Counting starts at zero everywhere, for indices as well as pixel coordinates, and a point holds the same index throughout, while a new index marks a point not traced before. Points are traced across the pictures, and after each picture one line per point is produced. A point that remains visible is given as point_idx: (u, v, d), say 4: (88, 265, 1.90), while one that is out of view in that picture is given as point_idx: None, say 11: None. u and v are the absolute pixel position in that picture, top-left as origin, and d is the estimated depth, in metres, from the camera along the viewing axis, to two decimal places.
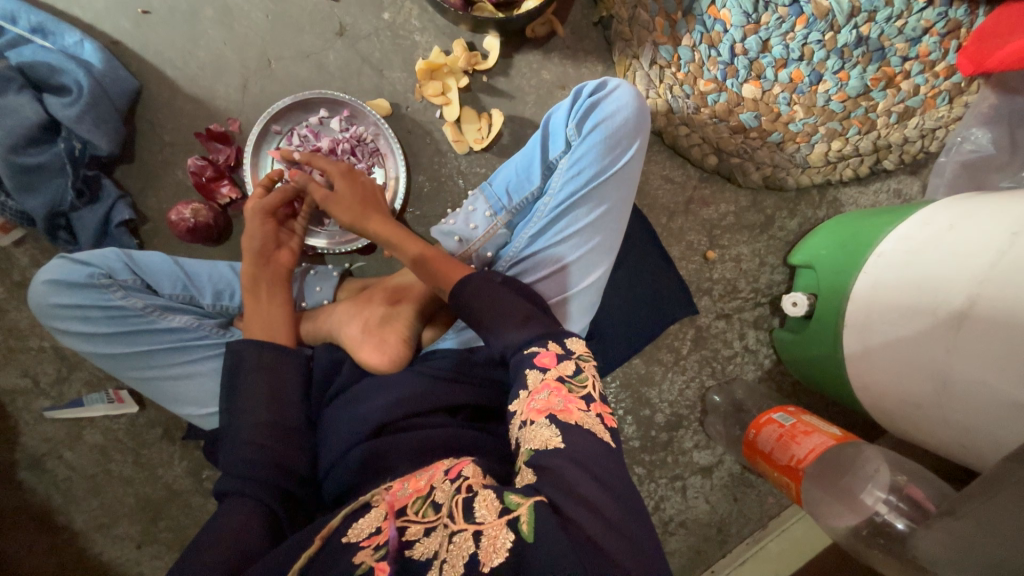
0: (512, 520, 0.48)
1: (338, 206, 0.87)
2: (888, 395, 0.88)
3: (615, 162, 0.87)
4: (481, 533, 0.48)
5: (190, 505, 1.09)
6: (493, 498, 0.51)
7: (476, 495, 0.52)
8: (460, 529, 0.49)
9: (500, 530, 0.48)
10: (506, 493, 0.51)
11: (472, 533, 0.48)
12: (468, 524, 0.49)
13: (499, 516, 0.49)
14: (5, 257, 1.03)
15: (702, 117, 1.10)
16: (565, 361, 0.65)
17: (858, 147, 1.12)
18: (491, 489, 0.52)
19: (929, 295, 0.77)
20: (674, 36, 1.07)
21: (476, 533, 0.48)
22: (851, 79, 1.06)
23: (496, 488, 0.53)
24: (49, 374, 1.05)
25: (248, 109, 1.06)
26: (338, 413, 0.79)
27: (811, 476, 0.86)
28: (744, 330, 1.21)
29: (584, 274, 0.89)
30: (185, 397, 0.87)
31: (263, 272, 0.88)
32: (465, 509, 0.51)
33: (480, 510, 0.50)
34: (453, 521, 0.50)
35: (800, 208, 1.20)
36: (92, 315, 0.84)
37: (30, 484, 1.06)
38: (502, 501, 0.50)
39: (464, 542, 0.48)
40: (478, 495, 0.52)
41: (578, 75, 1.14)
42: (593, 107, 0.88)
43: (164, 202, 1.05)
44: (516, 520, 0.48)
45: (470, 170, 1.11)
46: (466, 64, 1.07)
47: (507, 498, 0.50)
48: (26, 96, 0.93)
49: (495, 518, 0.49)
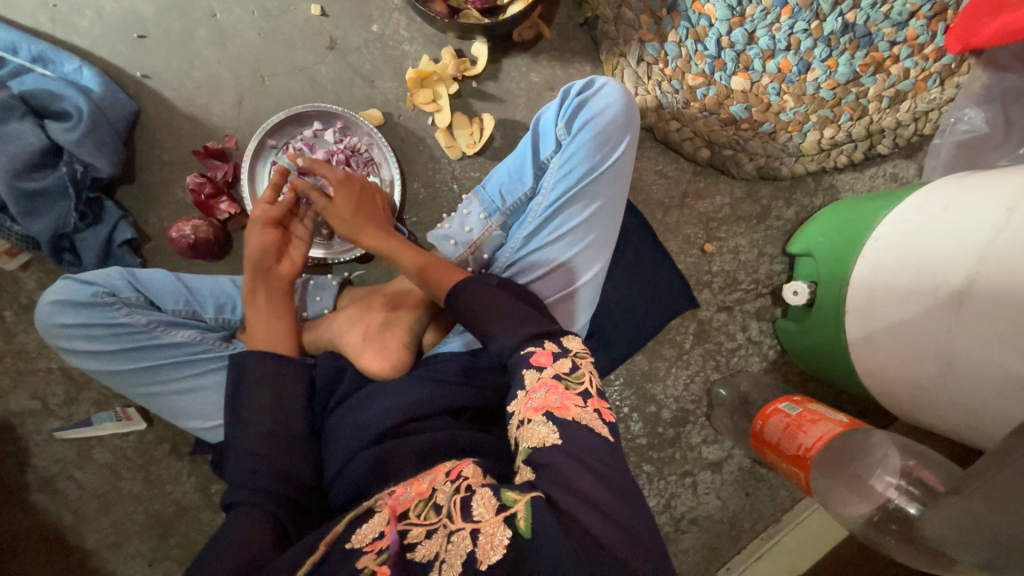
0: (511, 516, 0.48)
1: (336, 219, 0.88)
2: (896, 379, 0.86)
3: (606, 158, 0.88)
4: (479, 531, 0.48)
5: (200, 520, 1.10)
6: (491, 496, 0.51)
7: (474, 494, 0.52)
8: (460, 528, 0.49)
9: (497, 527, 0.48)
10: (504, 490, 0.51)
11: (471, 532, 0.48)
12: (466, 523, 0.49)
13: (497, 513, 0.49)
14: (13, 281, 1.05)
15: (692, 110, 1.11)
16: (561, 359, 0.65)
17: (851, 133, 1.12)
18: (489, 487, 0.53)
19: (930, 276, 0.76)
20: (660, 33, 1.08)
21: (474, 531, 0.48)
22: (839, 66, 1.07)
23: (494, 486, 0.53)
24: (58, 395, 1.07)
25: (245, 126, 1.08)
26: (342, 421, 0.80)
27: (820, 465, 0.85)
28: (746, 322, 1.20)
29: (583, 270, 0.90)
30: (191, 410, 0.88)
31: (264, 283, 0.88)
32: (463, 508, 0.51)
33: (478, 508, 0.50)
34: (452, 520, 0.50)
35: (796, 196, 1.19)
36: (96, 333, 0.85)
37: (43, 505, 1.07)
38: (500, 499, 0.50)
39: (463, 541, 0.48)
40: (476, 493, 0.52)
41: (566, 76, 1.14)
42: (583, 105, 0.89)
43: (164, 220, 1.07)
44: (513, 517, 0.48)
45: (464, 175, 1.11)
46: (456, 71, 1.08)
47: (504, 495, 0.50)
48: (29, 123, 0.96)
49: (494, 515, 0.49)
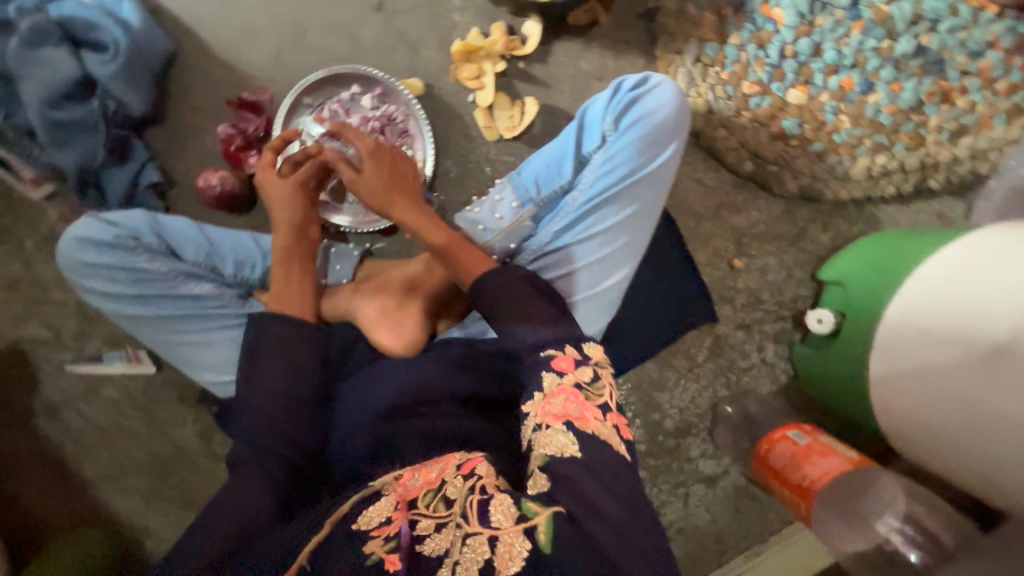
0: (530, 529, 0.48)
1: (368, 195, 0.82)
2: (911, 422, 0.85)
3: (650, 162, 0.84)
4: (497, 539, 0.48)
5: (197, 465, 1.11)
6: (510, 503, 0.50)
7: (491, 498, 0.51)
8: (475, 532, 0.49)
9: (516, 537, 0.48)
10: (523, 500, 0.50)
11: (488, 539, 0.48)
12: (484, 529, 0.49)
13: (516, 522, 0.49)
14: (35, 210, 1.04)
15: (742, 120, 1.07)
16: (582, 367, 0.63)
17: (904, 164, 1.07)
18: (508, 494, 0.52)
19: (969, 325, 0.75)
20: (722, 33, 1.03)
21: (492, 539, 0.48)
22: (905, 91, 1.01)
23: (512, 493, 0.52)
24: (70, 328, 1.07)
25: (281, 79, 1.05)
26: (352, 392, 0.82)
27: (823, 500, 0.83)
28: (762, 342, 1.18)
29: (609, 273, 0.88)
30: (203, 363, 0.88)
31: (287, 247, 0.85)
32: (480, 512, 0.50)
33: (496, 514, 0.49)
34: (469, 524, 0.50)
35: (834, 221, 1.15)
36: (117, 275, 0.84)
37: (47, 432, 1.08)
38: (519, 508, 0.50)
39: (480, 546, 0.48)
40: (494, 499, 0.51)
41: (618, 67, 1.09)
42: (634, 102, 0.85)
43: (190, 166, 1.05)
44: (533, 530, 0.48)
45: (498, 158, 1.08)
46: (504, 48, 1.04)
47: (524, 505, 0.50)
48: (64, 51, 0.93)
49: (513, 523, 0.49)
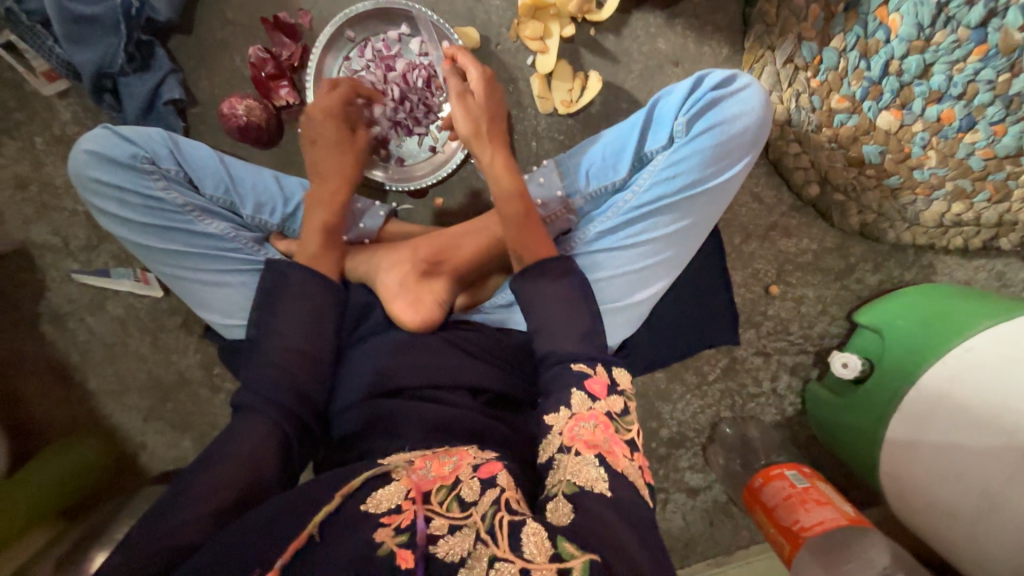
0: (564, 571, 0.43)
1: (465, 110, 0.79)
2: (921, 496, 0.84)
3: (717, 175, 0.77)
4: (528, 573, 0.43)
5: (198, 395, 1.11)
6: (545, 538, 0.45)
7: (523, 521, 0.47)
8: (505, 558, 0.44)
9: None
10: (559, 537, 0.46)
11: (519, 570, 0.43)
12: (515, 557, 0.44)
13: (550, 561, 0.43)
14: (48, 107, 0.98)
15: (821, 138, 0.97)
16: (615, 396, 0.62)
17: (981, 217, 0.98)
18: (542, 523, 0.47)
19: (1010, 417, 0.74)
20: (825, 33, 0.90)
21: (523, 570, 0.43)
22: (1008, 135, 0.88)
23: (547, 524, 0.47)
24: (79, 239, 1.04)
25: (324, 4, 0.94)
26: (363, 356, 0.78)
27: (811, 546, 0.84)
28: (778, 372, 1.14)
29: (644, 285, 0.82)
30: (212, 304, 0.85)
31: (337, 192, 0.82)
32: (511, 534, 0.46)
33: (528, 546, 0.44)
34: (498, 545, 0.45)
35: (887, 264, 1.09)
36: (129, 200, 0.79)
37: (52, 338, 1.08)
38: (555, 546, 0.45)
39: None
40: (527, 524, 0.47)
41: (698, 52, 1.00)
42: (714, 104, 0.75)
43: (216, 86, 0.96)
44: (568, 574, 0.43)
45: (547, 134, 0.98)
46: (578, 9, 0.92)
47: (560, 543, 0.45)
48: None
49: (546, 560, 0.44)
